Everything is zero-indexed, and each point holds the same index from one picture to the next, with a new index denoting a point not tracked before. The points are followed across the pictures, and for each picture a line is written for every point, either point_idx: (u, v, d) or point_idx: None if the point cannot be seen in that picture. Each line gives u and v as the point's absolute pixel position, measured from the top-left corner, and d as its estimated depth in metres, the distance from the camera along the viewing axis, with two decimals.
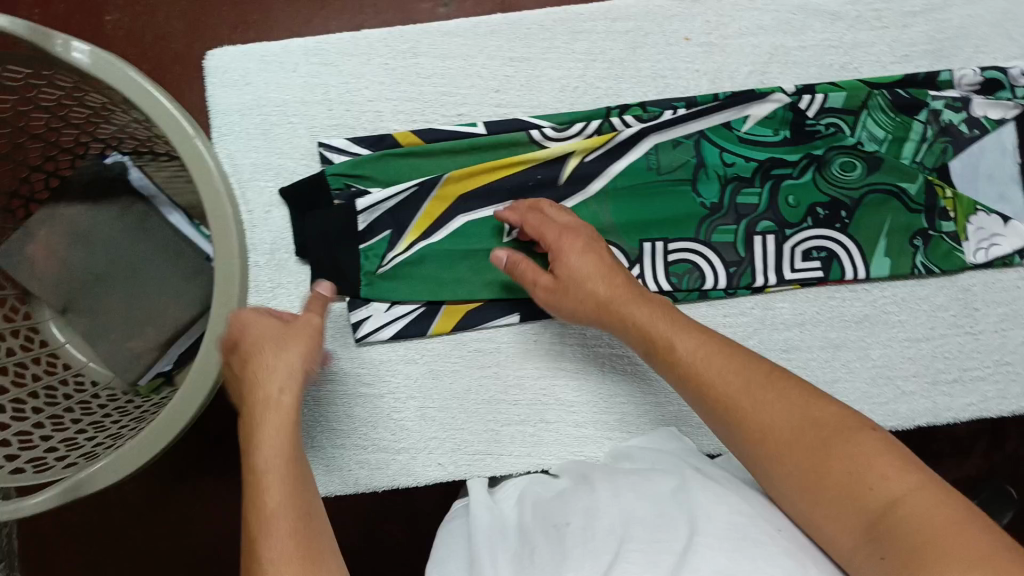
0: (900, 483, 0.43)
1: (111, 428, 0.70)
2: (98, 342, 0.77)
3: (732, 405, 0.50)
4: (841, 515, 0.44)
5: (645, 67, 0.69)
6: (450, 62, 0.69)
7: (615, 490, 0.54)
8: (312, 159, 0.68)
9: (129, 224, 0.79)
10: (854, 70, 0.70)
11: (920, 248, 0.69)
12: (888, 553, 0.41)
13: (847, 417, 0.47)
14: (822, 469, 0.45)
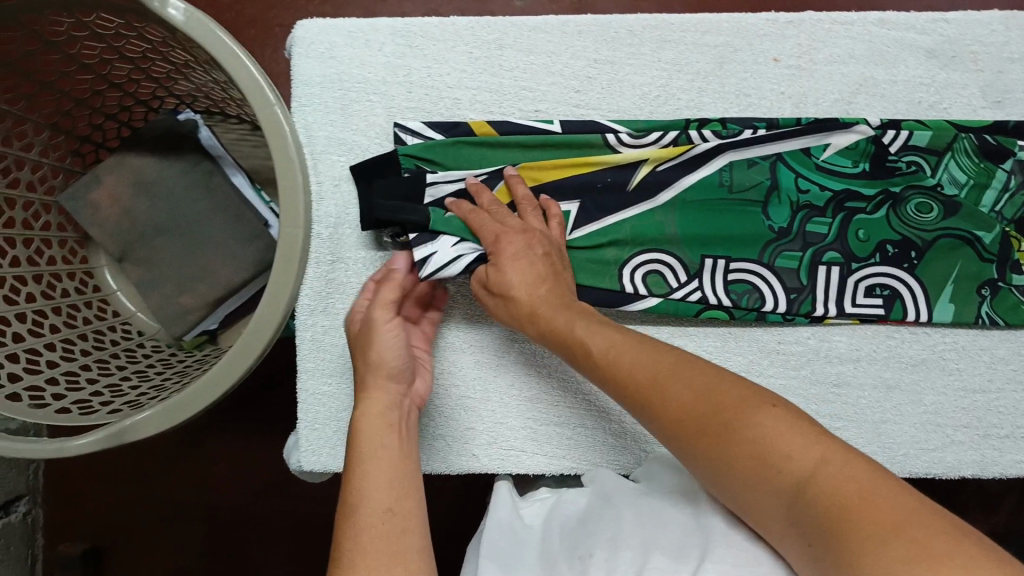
0: (807, 453, 0.41)
1: (154, 379, 0.71)
2: (149, 293, 0.79)
3: (649, 395, 0.48)
4: (764, 501, 0.42)
5: (729, 84, 0.68)
6: (534, 57, 0.69)
7: (638, 513, 0.56)
8: (386, 138, 0.69)
9: (194, 181, 0.79)
10: (943, 110, 0.69)
11: (987, 297, 0.67)
12: (813, 534, 0.39)
13: (714, 393, 0.46)
14: (728, 457, 0.43)
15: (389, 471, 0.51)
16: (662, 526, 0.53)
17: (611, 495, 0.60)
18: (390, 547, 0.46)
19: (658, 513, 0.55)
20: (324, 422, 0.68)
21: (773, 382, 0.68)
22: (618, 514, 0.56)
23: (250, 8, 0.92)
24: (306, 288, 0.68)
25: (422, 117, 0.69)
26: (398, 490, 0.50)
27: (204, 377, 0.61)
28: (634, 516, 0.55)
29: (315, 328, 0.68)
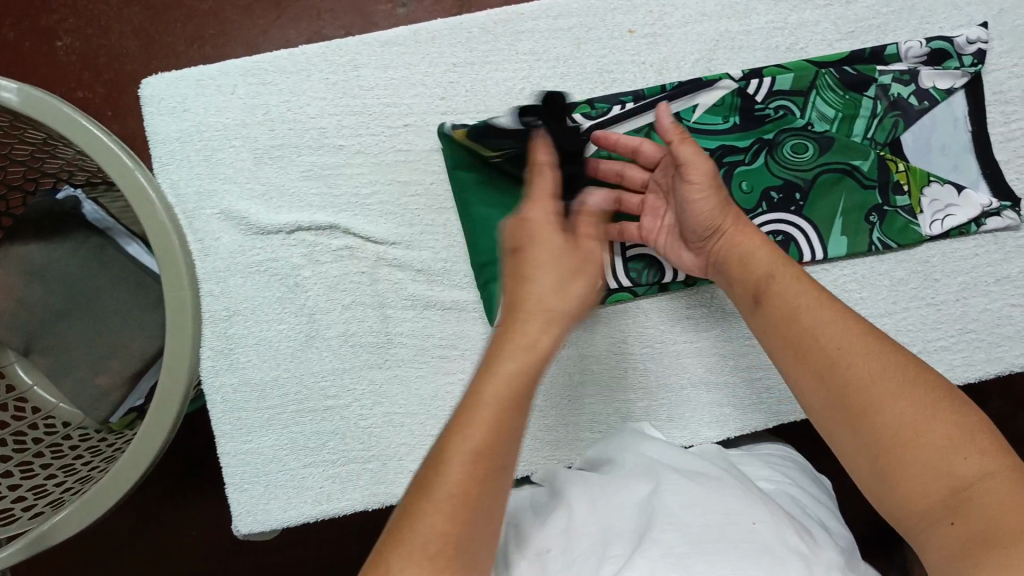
0: (986, 459, 0.42)
1: (82, 471, 0.71)
2: (62, 379, 0.76)
3: (829, 354, 0.48)
4: (913, 479, 0.44)
5: (589, 63, 0.68)
6: (392, 72, 0.68)
7: (592, 499, 0.56)
8: (257, 182, 0.68)
9: (85, 258, 0.76)
10: (801, 51, 0.69)
11: (876, 224, 0.69)
12: (967, 523, 0.41)
13: (912, 374, 0.46)
14: (911, 431, 0.44)
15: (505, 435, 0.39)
16: (616, 512, 0.55)
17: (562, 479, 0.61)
18: (457, 521, 0.37)
19: (610, 500, 0.56)
20: (253, 479, 0.69)
21: (687, 346, 0.70)
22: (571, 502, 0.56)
23: (125, 65, 0.87)
24: (205, 349, 0.68)
25: (290, 153, 0.68)
26: (496, 434, 0.39)
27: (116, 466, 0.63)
28: (587, 504, 0.56)
29: (224, 388, 0.68)
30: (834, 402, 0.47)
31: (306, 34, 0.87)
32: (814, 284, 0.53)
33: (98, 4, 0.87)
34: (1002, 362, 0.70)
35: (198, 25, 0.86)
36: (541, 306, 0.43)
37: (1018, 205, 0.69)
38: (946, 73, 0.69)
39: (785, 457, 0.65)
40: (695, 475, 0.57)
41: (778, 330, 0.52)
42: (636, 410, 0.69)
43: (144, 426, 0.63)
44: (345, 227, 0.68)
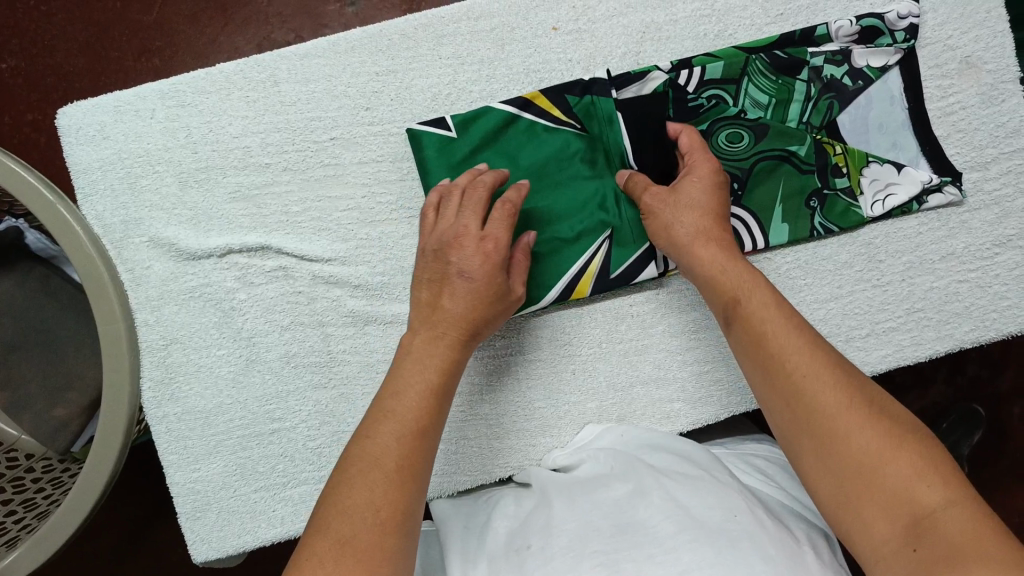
0: (948, 492, 0.41)
1: (41, 505, 0.71)
2: (19, 414, 0.73)
3: (790, 375, 0.50)
4: (871, 509, 0.43)
5: (515, 64, 0.67)
6: (313, 86, 0.66)
7: (570, 505, 0.54)
8: (185, 207, 0.66)
9: (33, 289, 0.75)
10: (730, 37, 0.68)
11: (817, 208, 0.68)
12: (925, 551, 0.39)
13: (881, 411, 0.46)
14: (872, 454, 0.44)
15: (422, 433, 0.52)
16: (594, 509, 0.52)
17: (547, 490, 0.58)
18: (392, 485, 0.48)
19: (589, 502, 0.54)
20: (204, 507, 0.67)
21: (634, 344, 0.68)
22: (552, 508, 0.54)
23: (76, 89, 0.85)
24: (144, 380, 0.67)
25: (215, 174, 0.66)
26: (427, 416, 0.53)
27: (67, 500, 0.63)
28: (569, 510, 0.53)
29: (168, 419, 0.67)
30: (796, 427, 0.48)
31: (256, 42, 0.84)
32: (789, 311, 0.54)
33: (42, 22, 0.84)
34: (951, 339, 0.69)
35: (144, 38, 0.84)
36: (461, 321, 0.58)
37: (959, 180, 0.68)
38: (879, 50, 0.68)
39: (766, 459, 0.62)
40: (673, 471, 0.55)
41: (752, 359, 0.53)
42: (586, 412, 0.68)
43: (91, 457, 0.62)
44: (277, 247, 0.66)
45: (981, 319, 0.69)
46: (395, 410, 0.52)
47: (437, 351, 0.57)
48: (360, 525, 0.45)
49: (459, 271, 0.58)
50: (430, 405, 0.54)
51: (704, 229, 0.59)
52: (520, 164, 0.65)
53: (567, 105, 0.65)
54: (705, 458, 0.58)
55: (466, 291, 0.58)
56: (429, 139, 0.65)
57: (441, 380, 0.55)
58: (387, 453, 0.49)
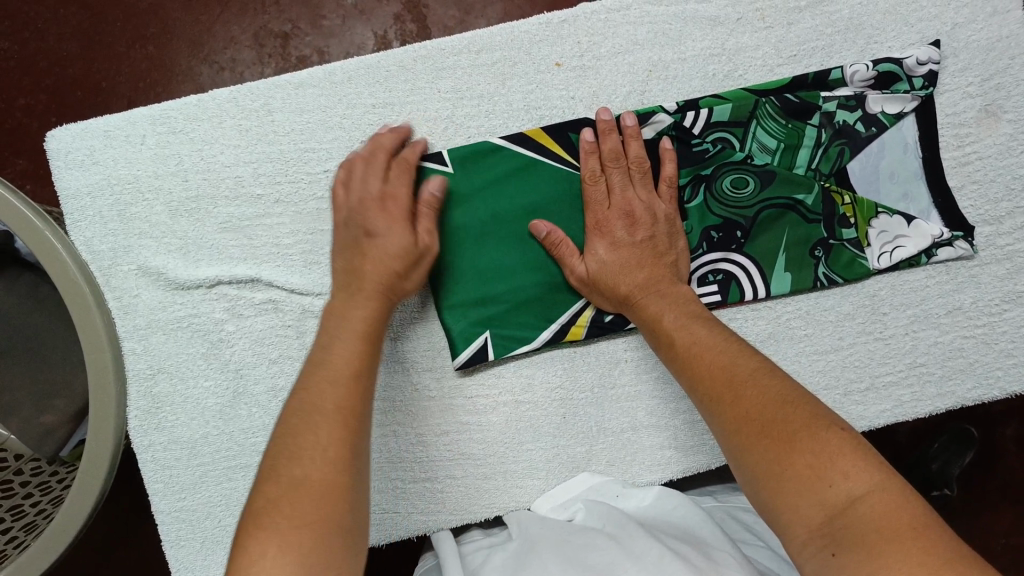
0: (856, 480, 0.42)
1: (29, 517, 0.70)
2: (8, 419, 0.73)
3: (713, 393, 0.51)
4: (800, 507, 0.42)
5: (516, 100, 0.65)
6: (308, 116, 0.65)
7: (559, 565, 0.51)
8: (174, 236, 0.65)
9: (20, 296, 0.74)
10: (739, 78, 0.66)
11: (822, 258, 0.66)
12: (845, 551, 0.39)
13: (814, 417, 0.45)
14: (784, 460, 0.44)
15: (359, 376, 0.50)
16: (585, 569, 0.50)
17: (537, 546, 0.56)
18: (347, 399, 0.48)
19: (576, 563, 0.51)
20: (189, 536, 0.66)
21: (627, 389, 0.67)
22: (541, 565, 0.52)
23: (66, 78, 0.82)
24: (131, 409, 0.66)
25: (206, 204, 0.65)
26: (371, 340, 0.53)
27: (55, 521, 0.62)
28: (559, 569, 0.50)
29: (154, 447, 0.66)
30: (723, 446, 0.48)
31: (252, 32, 0.79)
32: (719, 328, 0.55)
33: (32, 7, 0.81)
34: (953, 396, 0.67)
35: (138, 25, 0.81)
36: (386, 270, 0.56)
37: (970, 235, 0.66)
38: (895, 96, 0.65)
39: (753, 516, 0.61)
40: (663, 538, 0.53)
41: (687, 371, 0.54)
42: (575, 455, 0.67)
43: (77, 480, 0.62)
44: (266, 279, 0.65)
45: (985, 376, 0.67)
46: (343, 329, 0.53)
47: (359, 305, 0.54)
48: (318, 434, 0.45)
49: (369, 232, 0.57)
50: (362, 347, 0.52)
51: (638, 260, 0.61)
52: (518, 204, 0.64)
53: (569, 142, 0.64)
54: (693, 523, 0.57)
55: (383, 249, 0.56)
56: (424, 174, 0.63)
57: (368, 325, 0.53)
58: (325, 396, 0.48)
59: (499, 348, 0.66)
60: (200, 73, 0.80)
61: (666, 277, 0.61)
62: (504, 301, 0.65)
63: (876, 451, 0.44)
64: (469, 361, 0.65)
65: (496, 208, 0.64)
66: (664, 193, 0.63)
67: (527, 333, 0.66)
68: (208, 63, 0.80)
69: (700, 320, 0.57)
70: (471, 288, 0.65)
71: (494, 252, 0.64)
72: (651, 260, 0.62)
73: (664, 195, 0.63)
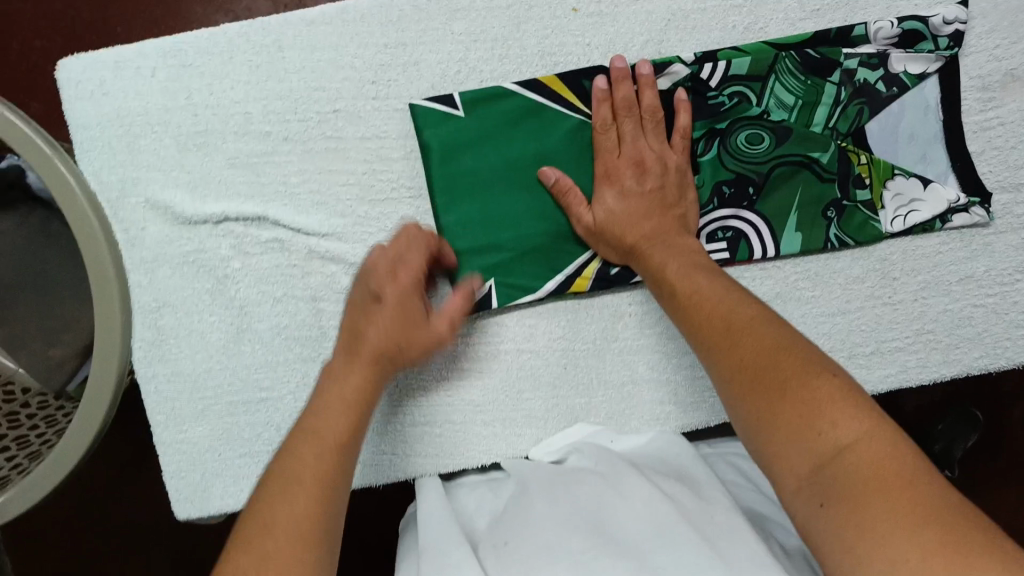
0: (850, 428, 0.41)
1: (34, 445, 0.73)
2: (17, 351, 0.74)
3: (716, 344, 0.50)
4: (791, 456, 0.43)
5: (530, 45, 0.64)
6: (319, 54, 0.64)
7: (554, 498, 0.54)
8: (182, 170, 0.65)
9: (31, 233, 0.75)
10: (759, 31, 0.64)
11: (834, 219, 0.65)
12: (831, 500, 0.40)
13: (807, 366, 0.45)
14: (778, 409, 0.44)
15: (348, 445, 0.51)
16: (579, 506, 0.53)
17: (533, 480, 0.59)
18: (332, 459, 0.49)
19: (571, 496, 0.54)
20: (190, 467, 0.67)
21: (630, 342, 0.67)
22: (538, 498, 0.55)
23: (80, 10, 0.81)
24: (135, 341, 0.66)
25: (214, 140, 0.64)
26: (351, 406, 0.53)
27: (61, 442, 0.62)
28: (554, 503, 0.54)
29: (157, 379, 0.67)
30: (722, 390, 0.49)
31: None
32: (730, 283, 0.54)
33: None
34: (959, 364, 0.67)
35: None
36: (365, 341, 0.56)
37: (987, 201, 0.65)
38: (918, 56, 0.63)
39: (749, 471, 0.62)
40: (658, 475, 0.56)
41: (688, 319, 0.54)
42: (575, 407, 0.67)
43: (84, 402, 0.62)
44: (273, 218, 0.65)
45: (993, 346, 0.67)
46: (326, 398, 0.54)
47: (354, 372, 0.56)
48: (309, 487, 0.46)
49: (373, 294, 0.57)
50: (357, 444, 0.53)
51: (643, 213, 0.61)
52: (528, 152, 0.64)
53: (584, 90, 0.63)
54: (687, 462, 0.59)
55: (381, 320, 0.56)
56: (437, 116, 0.63)
57: (362, 397, 0.54)
58: (313, 454, 0.49)
59: (502, 297, 0.65)
60: (216, 21, 0.81)
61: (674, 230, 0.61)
62: (510, 249, 0.65)
63: (872, 399, 0.43)
64: (472, 308, 0.65)
65: (507, 155, 0.64)
66: (678, 145, 0.63)
67: (530, 284, 0.65)
68: (224, 13, 0.81)
69: (706, 271, 0.56)
70: (477, 237, 0.64)
71: (500, 201, 0.64)
72: (661, 215, 0.61)
73: (676, 146, 0.63)
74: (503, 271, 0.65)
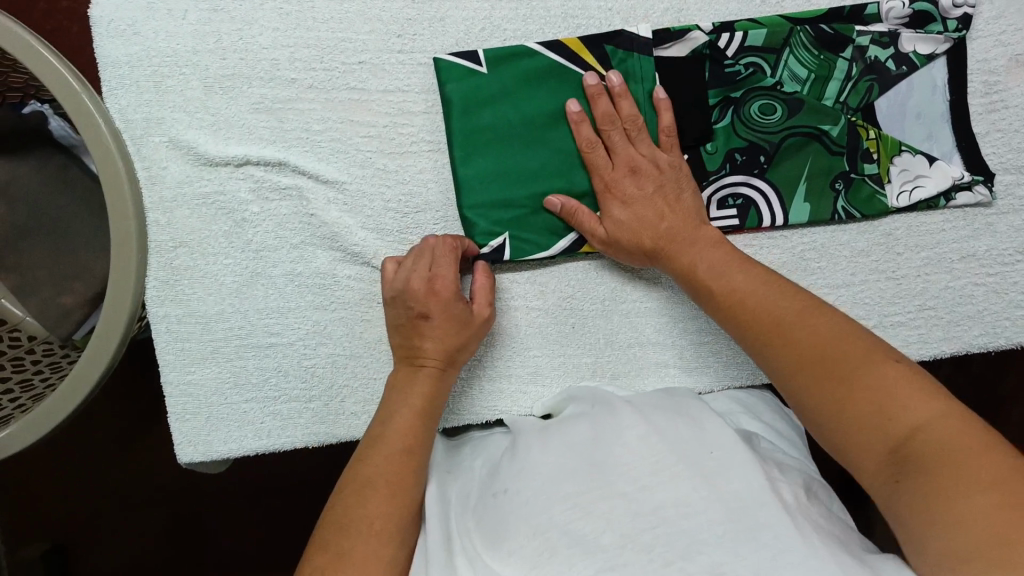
0: (922, 409, 0.43)
1: (37, 388, 0.72)
2: (28, 298, 0.73)
3: (767, 338, 0.52)
4: (866, 443, 0.45)
5: (553, 7, 0.66)
6: (348, 5, 0.66)
7: (548, 447, 0.54)
8: (207, 113, 0.66)
9: (50, 177, 0.74)
10: (776, 5, 0.67)
11: (841, 192, 0.66)
12: (907, 476, 0.42)
13: (871, 353, 0.47)
14: (847, 398, 0.46)
15: (411, 452, 0.55)
16: (574, 450, 0.53)
17: (526, 433, 0.59)
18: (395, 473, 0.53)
19: (565, 444, 0.54)
20: (195, 410, 0.68)
21: (637, 305, 0.68)
22: (537, 448, 0.55)
23: None
24: (150, 280, 0.67)
25: (241, 84, 0.66)
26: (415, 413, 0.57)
27: (70, 376, 0.63)
28: (547, 451, 0.54)
29: (169, 319, 0.67)
30: (781, 381, 0.51)
31: None
32: (767, 272, 0.56)
33: None
34: (959, 341, 0.68)
35: None
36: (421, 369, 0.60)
37: (990, 181, 0.66)
38: (928, 37, 0.66)
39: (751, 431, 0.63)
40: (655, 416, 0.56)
41: (733, 314, 0.55)
42: (581, 366, 0.68)
43: (96, 336, 0.63)
44: (294, 164, 0.66)
45: (992, 325, 0.68)
46: (395, 408, 0.57)
47: (419, 380, 0.59)
48: (373, 507, 0.51)
49: (421, 313, 0.60)
50: (417, 425, 0.57)
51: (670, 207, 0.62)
52: (547, 112, 0.65)
53: (604, 53, 0.65)
54: (683, 399, 0.60)
55: (434, 333, 0.60)
56: (460, 70, 0.65)
57: (425, 404, 0.58)
58: (377, 472, 0.53)
59: (514, 253, 0.66)
60: None
61: (696, 215, 0.62)
62: (525, 205, 0.66)
63: (932, 377, 0.45)
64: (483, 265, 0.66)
65: (526, 113, 0.65)
66: (668, 143, 0.64)
67: (542, 243, 0.66)
68: None
69: (738, 261, 0.58)
70: (493, 191, 0.65)
71: (518, 157, 0.65)
72: (677, 210, 0.62)
73: (668, 145, 0.64)
74: (516, 226, 0.66)
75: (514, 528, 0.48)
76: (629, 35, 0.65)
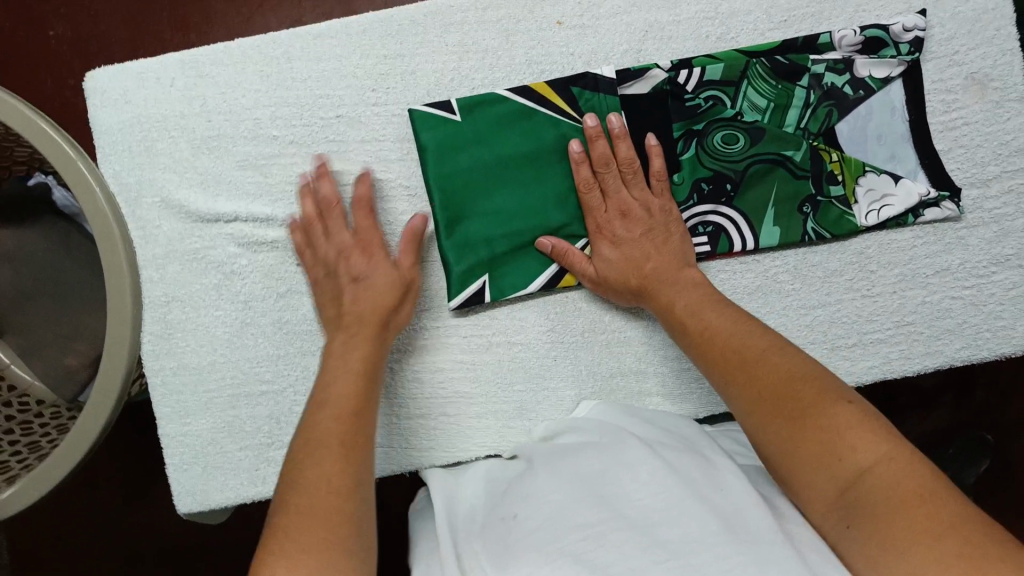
0: (871, 450, 0.44)
1: (44, 448, 0.72)
2: (31, 360, 0.77)
3: (731, 375, 0.53)
4: (818, 483, 0.45)
5: (518, 54, 0.69)
6: (324, 64, 0.69)
7: (551, 474, 0.54)
8: (196, 173, 0.69)
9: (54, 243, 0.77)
10: (731, 40, 0.69)
11: (810, 214, 0.68)
12: (858, 521, 0.42)
13: (822, 390, 0.48)
14: (798, 437, 0.47)
15: (359, 403, 0.54)
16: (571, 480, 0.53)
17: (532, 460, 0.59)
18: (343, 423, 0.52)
19: (564, 472, 0.54)
20: (192, 460, 0.69)
21: (617, 335, 0.70)
22: (532, 477, 0.55)
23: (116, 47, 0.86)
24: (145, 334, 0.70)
25: (226, 143, 0.70)
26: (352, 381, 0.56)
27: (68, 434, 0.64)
28: (550, 478, 0.54)
29: (163, 372, 0.70)
30: (740, 418, 0.51)
31: (288, 22, 0.85)
32: (739, 311, 0.58)
33: None
34: (941, 355, 0.68)
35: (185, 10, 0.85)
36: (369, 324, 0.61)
37: (956, 196, 0.67)
38: (882, 61, 0.68)
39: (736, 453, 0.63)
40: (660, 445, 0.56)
41: (704, 355, 0.56)
42: (565, 398, 0.69)
43: (91, 398, 0.64)
44: (280, 218, 0.69)
45: (973, 337, 0.68)
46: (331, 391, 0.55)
47: (357, 343, 0.59)
48: (327, 459, 0.48)
49: (347, 270, 0.64)
50: (359, 388, 0.55)
51: (658, 253, 0.65)
52: (519, 153, 0.67)
53: (571, 96, 0.68)
54: (693, 434, 0.59)
55: (368, 276, 0.63)
56: (434, 118, 0.67)
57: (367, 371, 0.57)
58: (328, 425, 0.51)
59: (495, 290, 0.68)
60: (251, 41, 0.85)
61: (680, 261, 0.65)
62: (504, 243, 0.68)
63: (885, 419, 0.46)
64: (466, 303, 0.68)
65: (499, 155, 0.67)
66: (658, 188, 0.66)
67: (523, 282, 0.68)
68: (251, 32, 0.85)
69: (712, 302, 0.60)
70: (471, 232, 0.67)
71: (492, 197, 0.67)
72: (663, 252, 0.65)
73: (657, 189, 0.66)
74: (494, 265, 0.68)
75: (520, 552, 0.47)
76: (595, 76, 0.68)
